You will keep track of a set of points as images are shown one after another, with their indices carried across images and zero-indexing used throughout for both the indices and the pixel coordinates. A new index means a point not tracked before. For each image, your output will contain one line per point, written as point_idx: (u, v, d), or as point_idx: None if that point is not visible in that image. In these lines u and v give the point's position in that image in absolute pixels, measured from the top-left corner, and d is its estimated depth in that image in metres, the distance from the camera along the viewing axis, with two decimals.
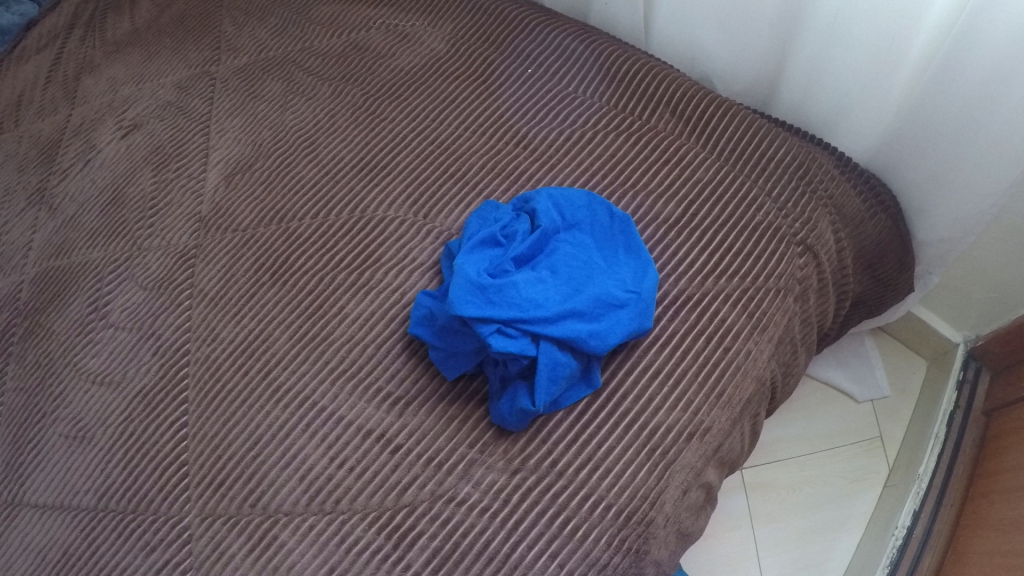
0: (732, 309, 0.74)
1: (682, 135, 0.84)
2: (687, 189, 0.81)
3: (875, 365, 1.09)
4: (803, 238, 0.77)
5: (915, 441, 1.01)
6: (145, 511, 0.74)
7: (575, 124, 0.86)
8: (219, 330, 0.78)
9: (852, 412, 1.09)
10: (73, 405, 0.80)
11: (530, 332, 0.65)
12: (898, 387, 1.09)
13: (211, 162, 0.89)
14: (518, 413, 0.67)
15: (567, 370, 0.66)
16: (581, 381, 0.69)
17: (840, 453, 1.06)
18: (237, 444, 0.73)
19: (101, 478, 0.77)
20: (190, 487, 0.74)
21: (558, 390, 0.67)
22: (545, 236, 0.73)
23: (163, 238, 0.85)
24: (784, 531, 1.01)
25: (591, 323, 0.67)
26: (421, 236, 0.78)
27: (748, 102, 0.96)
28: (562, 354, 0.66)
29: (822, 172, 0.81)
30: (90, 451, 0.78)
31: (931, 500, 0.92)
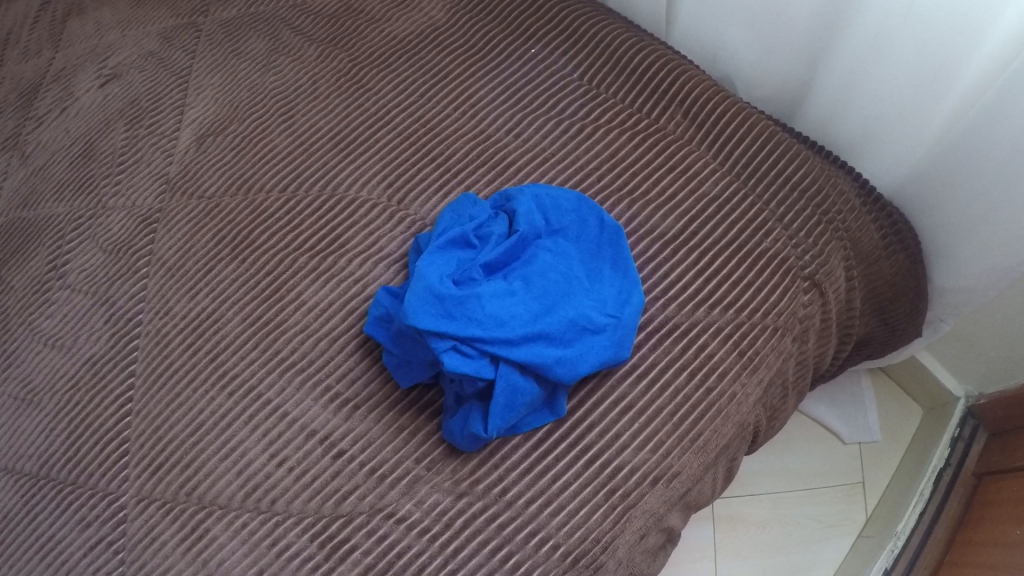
0: (720, 344, 0.67)
1: (692, 140, 0.76)
2: (689, 202, 0.73)
3: (868, 407, 1.05)
4: (811, 273, 0.70)
5: (899, 493, 0.98)
6: (84, 485, 0.72)
7: (573, 114, 0.79)
8: (174, 304, 0.74)
9: (837, 453, 1.05)
10: (25, 367, 0.78)
11: (489, 353, 0.60)
12: (889, 433, 1.05)
13: (184, 120, 0.85)
14: (470, 437, 0.62)
15: (526, 397, 0.60)
16: (545, 407, 0.64)
17: (818, 494, 1.03)
18: (179, 427, 0.70)
19: (45, 445, 0.75)
20: (128, 466, 0.71)
21: (516, 417, 0.61)
22: (522, 242, 0.66)
23: (128, 198, 0.82)
24: (748, 569, 0.99)
25: (559, 347, 0.61)
26: (392, 223, 0.73)
27: (770, 109, 0.88)
28: (524, 379, 0.60)
29: (841, 200, 0.74)
30: (37, 416, 0.76)
31: (905, 561, 0.91)
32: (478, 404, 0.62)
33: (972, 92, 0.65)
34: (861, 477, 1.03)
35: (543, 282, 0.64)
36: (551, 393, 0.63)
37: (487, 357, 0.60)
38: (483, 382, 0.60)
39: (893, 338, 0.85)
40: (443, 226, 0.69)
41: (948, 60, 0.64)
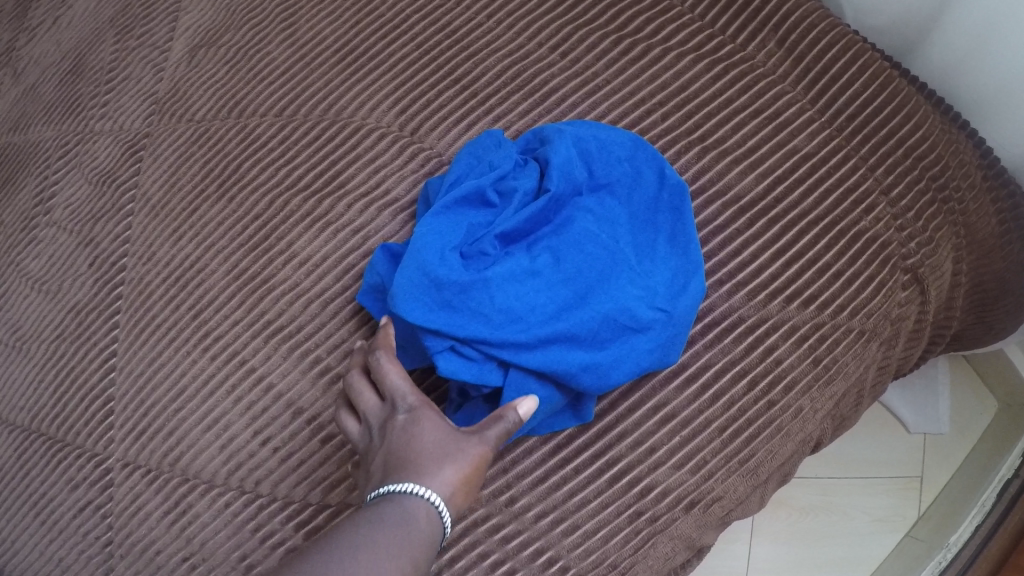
0: (791, 347, 0.54)
1: (785, 78, 0.59)
2: (776, 158, 0.57)
3: (942, 395, 0.90)
4: (915, 264, 0.58)
5: (962, 497, 0.87)
6: (72, 444, 0.67)
7: (637, 32, 0.61)
8: (158, 250, 0.65)
9: (898, 442, 0.92)
10: (14, 312, 0.73)
11: (497, 355, 0.49)
12: (958, 426, 0.92)
13: (178, 28, 0.74)
14: None
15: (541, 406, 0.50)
16: (570, 411, 0.53)
17: (871, 485, 0.90)
18: (161, 391, 0.63)
19: (35, 396, 0.70)
20: (114, 427, 0.65)
21: (530, 424, 0.52)
22: (553, 205, 0.53)
23: (115, 121, 0.73)
24: (782, 556, 0.88)
25: (585, 351, 0.50)
26: (403, 159, 0.59)
27: (881, 44, 0.72)
28: (540, 385, 0.50)
29: (962, 175, 0.61)
30: (25, 364, 0.71)
31: (952, 573, 0.83)
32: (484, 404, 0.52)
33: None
34: (920, 471, 0.91)
35: (574, 263, 0.51)
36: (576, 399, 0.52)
37: (496, 359, 0.49)
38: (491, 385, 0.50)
39: (987, 336, 0.75)
40: (458, 172, 0.55)
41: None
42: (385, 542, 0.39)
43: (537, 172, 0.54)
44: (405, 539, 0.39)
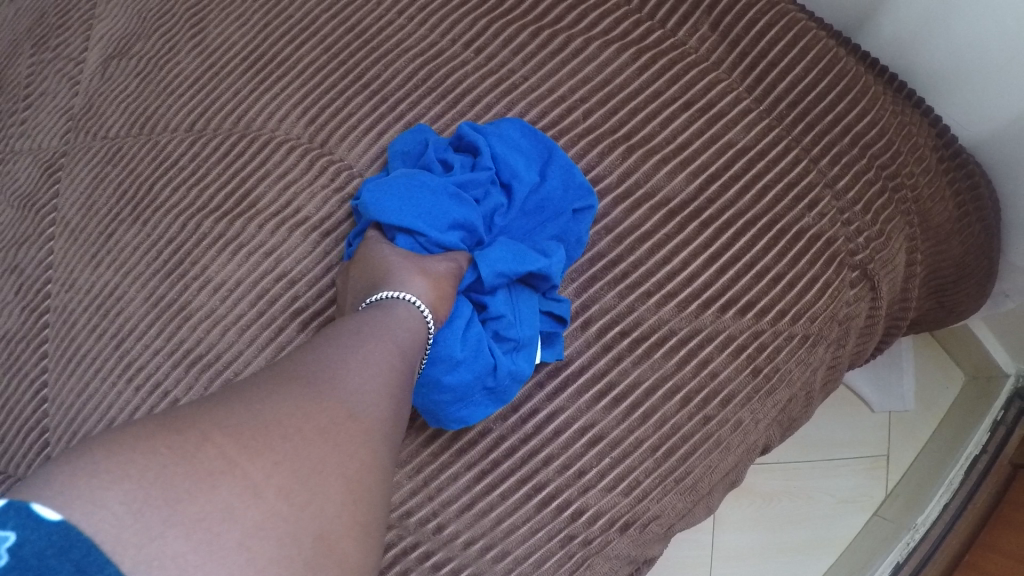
0: (728, 358, 0.51)
1: (718, 65, 0.55)
2: (708, 155, 0.53)
3: (907, 372, 0.86)
4: (863, 260, 0.54)
5: (930, 474, 0.85)
6: (12, 476, 0.62)
7: (558, 21, 0.56)
8: (78, 275, 0.60)
9: (863, 421, 0.90)
10: None
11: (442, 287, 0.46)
12: (924, 400, 0.90)
13: (93, 37, 0.68)
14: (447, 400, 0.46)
15: (475, 362, 0.46)
16: (473, 398, 0.47)
17: (835, 467, 0.88)
18: (91, 423, 0.58)
19: None
20: (51, 459, 0.60)
21: (431, 390, 0.46)
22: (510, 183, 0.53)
23: (33, 140, 0.67)
24: (748, 544, 0.86)
25: (523, 308, 0.49)
26: (313, 174, 0.56)
27: (831, 18, 0.69)
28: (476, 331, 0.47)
29: (917, 162, 0.58)
30: None
31: (921, 554, 0.81)
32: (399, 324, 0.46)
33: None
34: (886, 449, 0.89)
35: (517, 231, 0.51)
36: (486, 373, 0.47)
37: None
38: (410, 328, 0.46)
39: (947, 318, 0.73)
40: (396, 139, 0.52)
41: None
42: (379, 336, 0.38)
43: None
44: (389, 334, 0.39)
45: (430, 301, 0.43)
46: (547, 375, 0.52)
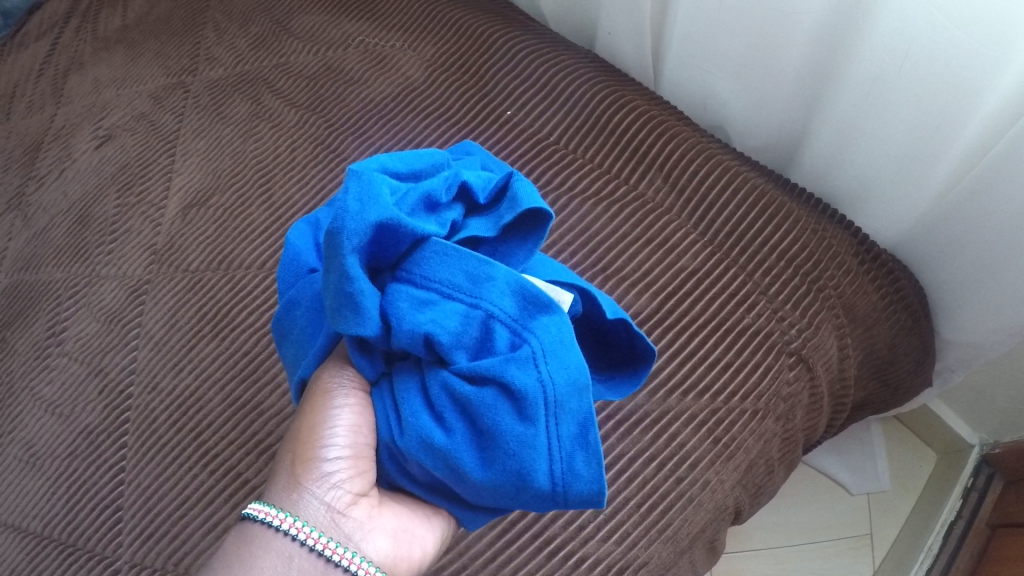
0: (692, 432, 0.64)
1: (673, 211, 0.71)
2: (667, 278, 0.68)
3: (878, 456, 0.99)
4: (797, 347, 0.66)
5: (911, 545, 0.93)
6: (80, 549, 0.71)
7: (549, 185, 0.73)
8: (161, 378, 0.74)
9: (843, 504, 1.00)
10: (28, 430, 0.81)
11: (382, 418, 0.47)
12: (899, 481, 1.00)
13: (173, 188, 0.83)
14: (507, 472, 0.43)
15: (480, 404, 0.43)
16: (563, 447, 0.43)
17: (822, 548, 0.97)
18: (165, 500, 0.69)
19: (45, 507, 0.75)
20: (121, 533, 0.70)
21: (507, 492, 0.43)
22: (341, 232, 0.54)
23: (119, 267, 0.81)
24: None
25: (440, 272, 0.45)
26: None
27: (769, 160, 0.82)
28: (456, 382, 0.44)
29: (836, 264, 0.70)
30: (39, 479, 0.77)
31: None
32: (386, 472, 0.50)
33: (978, 138, 0.62)
34: (869, 528, 0.98)
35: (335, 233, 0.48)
36: (503, 415, 0.43)
37: (380, 442, 0.47)
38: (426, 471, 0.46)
39: (897, 398, 0.84)
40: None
41: (956, 107, 0.60)
42: None
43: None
44: None
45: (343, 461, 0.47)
46: None
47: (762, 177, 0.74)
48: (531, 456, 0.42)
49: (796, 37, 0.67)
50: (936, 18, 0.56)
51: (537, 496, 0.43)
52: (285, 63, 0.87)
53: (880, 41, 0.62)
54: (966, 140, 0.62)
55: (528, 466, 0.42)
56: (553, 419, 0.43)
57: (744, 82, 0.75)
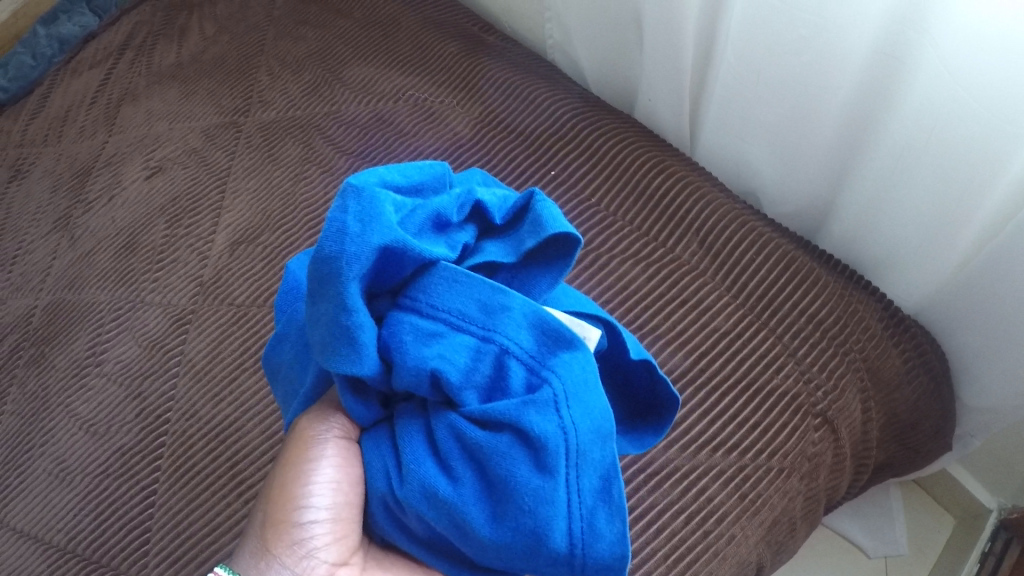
0: (719, 487, 0.65)
1: (707, 272, 0.73)
2: (701, 338, 0.70)
3: (896, 520, 0.99)
4: (823, 410, 0.68)
5: None
6: (108, 567, 0.72)
7: (589, 244, 0.76)
8: (201, 407, 0.76)
9: (860, 566, 0.99)
10: (60, 445, 0.82)
11: (387, 467, 0.47)
12: (916, 543, 0.99)
13: (221, 224, 0.86)
14: (520, 528, 0.43)
15: (495, 455, 0.44)
16: (582, 501, 0.43)
17: None
18: (197, 525, 0.70)
19: (73, 523, 0.76)
20: (151, 555, 0.71)
21: (516, 549, 0.43)
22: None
23: (164, 296, 0.84)
24: None
25: (449, 301, 0.46)
26: None
27: (796, 227, 0.84)
28: (468, 426, 0.45)
29: (861, 329, 0.71)
30: (69, 494, 0.79)
31: None
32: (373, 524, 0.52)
33: (999, 211, 0.64)
34: None
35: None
36: (520, 465, 0.43)
37: (381, 495, 0.48)
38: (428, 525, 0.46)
39: (916, 460, 0.85)
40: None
41: (977, 180, 0.63)
42: None
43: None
44: None
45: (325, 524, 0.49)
46: None
47: (795, 245, 0.76)
48: (550, 512, 0.43)
49: (826, 112, 0.70)
50: (960, 97, 0.59)
51: (550, 556, 0.43)
52: (336, 111, 0.91)
53: (907, 116, 0.64)
54: (988, 212, 0.65)
55: (545, 520, 0.43)
56: (573, 471, 0.43)
57: (777, 153, 0.78)
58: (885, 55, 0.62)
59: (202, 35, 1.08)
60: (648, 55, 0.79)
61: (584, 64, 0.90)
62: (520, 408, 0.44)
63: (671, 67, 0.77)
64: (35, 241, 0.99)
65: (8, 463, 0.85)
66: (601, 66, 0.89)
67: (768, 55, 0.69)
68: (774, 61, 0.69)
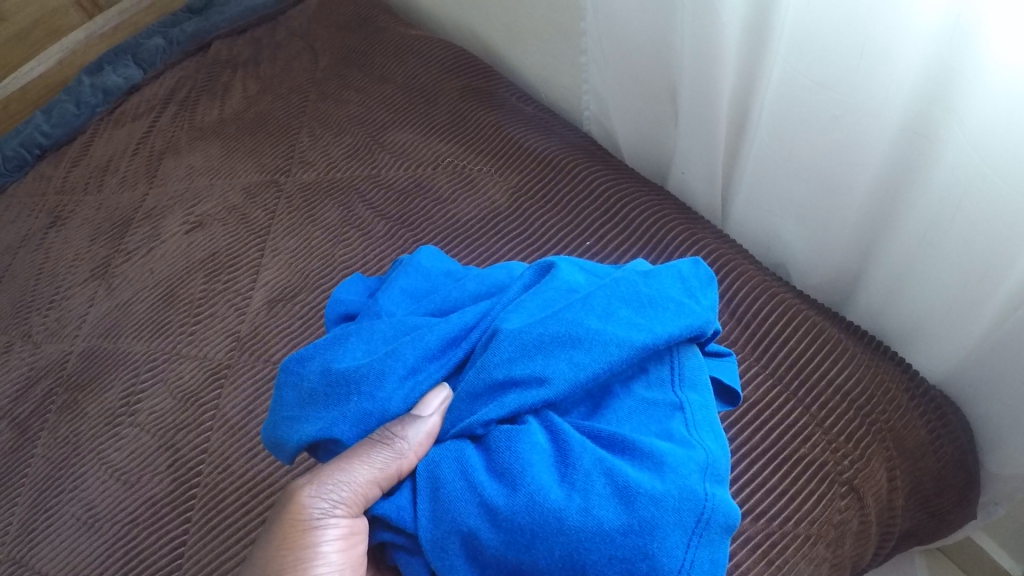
0: (747, 553, 0.64)
1: (737, 343, 0.76)
2: (730, 408, 0.72)
3: None
4: (849, 478, 0.68)
5: None
6: None
7: None
8: (232, 460, 0.77)
9: None
10: (89, 492, 0.82)
11: (484, 496, 0.45)
12: None
13: (259, 281, 0.89)
14: (639, 560, 0.43)
15: (645, 487, 0.44)
16: (695, 564, 0.44)
17: None
18: None
19: (94, 571, 0.76)
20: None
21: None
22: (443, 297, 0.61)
23: (201, 349, 0.86)
24: None
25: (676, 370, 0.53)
26: None
27: (826, 297, 0.86)
28: (618, 465, 0.46)
29: (887, 400, 0.72)
30: (93, 541, 0.78)
31: None
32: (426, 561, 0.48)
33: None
34: None
35: (568, 281, 0.56)
36: (662, 503, 0.44)
37: (468, 528, 0.45)
38: (521, 563, 0.44)
39: (942, 529, 0.83)
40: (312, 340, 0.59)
41: (1004, 256, 0.63)
42: None
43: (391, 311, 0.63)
44: None
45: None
46: None
47: (823, 316, 0.78)
48: (675, 553, 0.43)
49: (856, 187, 0.72)
50: (985, 172, 0.60)
51: None
52: (376, 174, 0.94)
53: (936, 189, 0.65)
54: (1014, 287, 0.64)
55: (664, 573, 0.43)
56: (696, 537, 0.44)
57: (808, 224, 0.80)
58: (914, 133, 0.64)
59: (244, 95, 1.15)
60: (682, 125, 0.83)
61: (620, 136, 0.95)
62: (679, 459, 0.46)
63: (702, 139, 0.81)
64: (71, 287, 1.01)
65: (33, 507, 0.83)
66: (636, 137, 0.93)
67: (799, 129, 0.72)
68: (805, 135, 0.72)
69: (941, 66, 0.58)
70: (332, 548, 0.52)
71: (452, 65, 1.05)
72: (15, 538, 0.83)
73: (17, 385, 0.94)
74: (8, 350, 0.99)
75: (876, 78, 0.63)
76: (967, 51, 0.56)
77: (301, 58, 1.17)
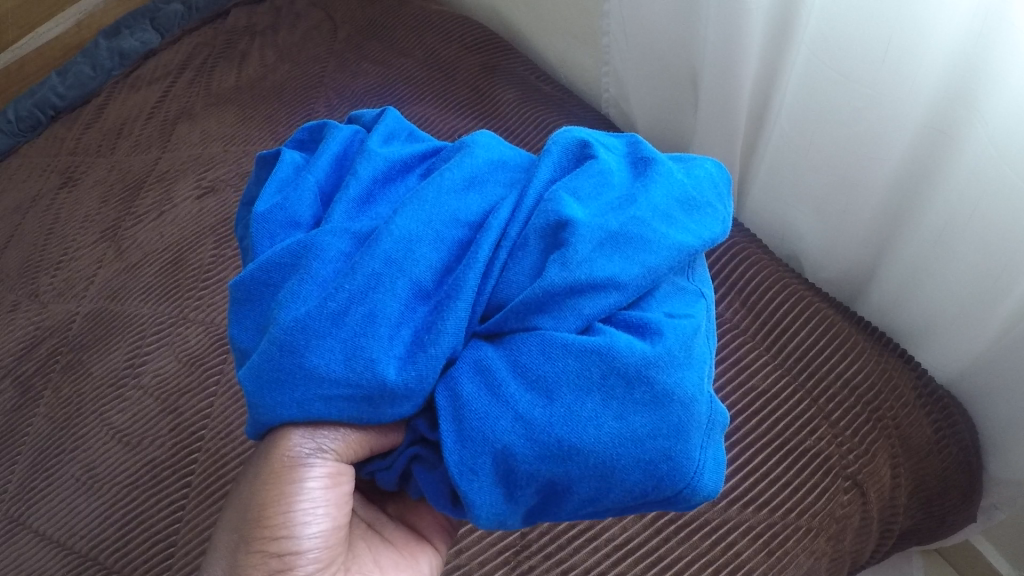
0: (748, 542, 0.64)
1: (749, 333, 0.75)
2: (737, 396, 0.71)
3: None
4: (853, 473, 0.68)
5: None
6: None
7: None
8: (235, 426, 0.77)
9: None
10: (90, 451, 0.81)
11: (520, 412, 0.43)
12: None
13: None
14: (665, 465, 0.43)
15: (682, 394, 0.44)
16: (706, 464, 0.45)
17: None
18: None
19: (94, 530, 0.76)
20: (170, 569, 0.70)
21: (644, 496, 0.44)
22: (426, 169, 0.54)
23: (208, 314, 0.86)
24: None
25: (697, 280, 0.52)
26: None
27: (837, 292, 0.86)
28: (660, 364, 0.44)
29: (895, 395, 0.72)
30: (94, 501, 0.78)
31: None
32: (445, 482, 0.47)
33: None
34: None
35: (607, 171, 0.51)
36: (682, 410, 0.44)
37: (502, 446, 0.43)
38: (552, 476, 0.43)
39: (941, 530, 0.83)
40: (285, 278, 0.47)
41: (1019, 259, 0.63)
42: None
43: (331, 194, 0.53)
44: None
45: (325, 529, 0.49)
46: (612, 547, 0.64)
47: (834, 309, 0.78)
48: (692, 463, 0.44)
49: (872, 180, 0.71)
50: (1008, 175, 0.59)
51: (659, 500, 0.44)
52: None
53: (954, 191, 0.65)
54: None
55: (685, 476, 0.43)
56: (707, 439, 0.46)
57: (822, 217, 0.79)
58: (933, 129, 0.63)
59: (261, 63, 1.14)
60: (700, 113, 0.83)
61: (638, 121, 0.95)
62: (699, 350, 0.47)
63: (723, 130, 0.81)
64: (79, 248, 1.01)
65: (34, 465, 0.83)
66: (653, 122, 0.93)
67: (823, 125, 0.71)
68: (826, 127, 0.71)
69: (967, 65, 0.57)
70: (318, 488, 0.49)
71: (474, 42, 1.04)
72: (15, 494, 0.83)
73: (22, 344, 0.94)
74: (14, 309, 0.99)
75: (901, 70, 0.62)
76: (992, 51, 0.55)
77: (320, 28, 1.16)
